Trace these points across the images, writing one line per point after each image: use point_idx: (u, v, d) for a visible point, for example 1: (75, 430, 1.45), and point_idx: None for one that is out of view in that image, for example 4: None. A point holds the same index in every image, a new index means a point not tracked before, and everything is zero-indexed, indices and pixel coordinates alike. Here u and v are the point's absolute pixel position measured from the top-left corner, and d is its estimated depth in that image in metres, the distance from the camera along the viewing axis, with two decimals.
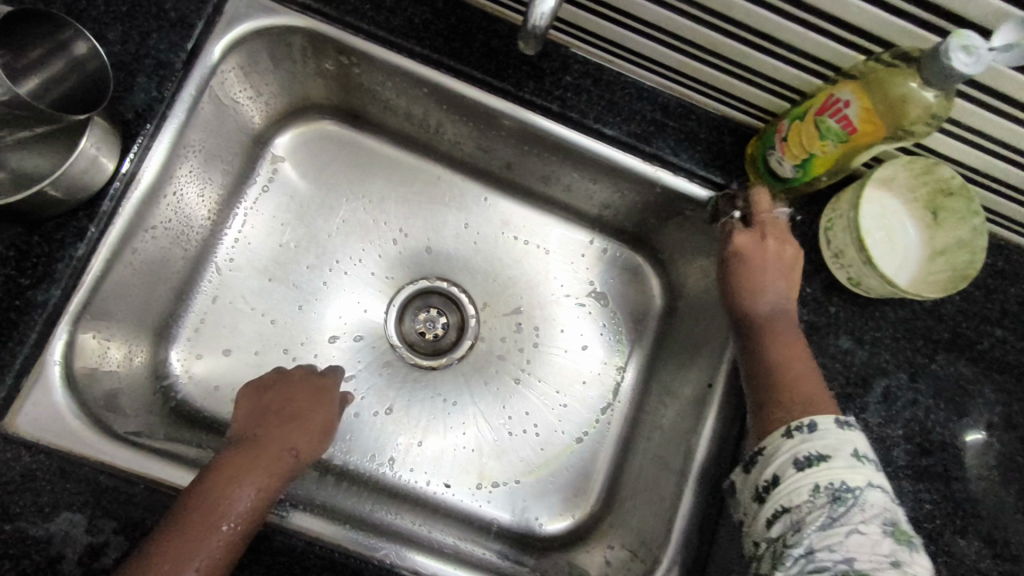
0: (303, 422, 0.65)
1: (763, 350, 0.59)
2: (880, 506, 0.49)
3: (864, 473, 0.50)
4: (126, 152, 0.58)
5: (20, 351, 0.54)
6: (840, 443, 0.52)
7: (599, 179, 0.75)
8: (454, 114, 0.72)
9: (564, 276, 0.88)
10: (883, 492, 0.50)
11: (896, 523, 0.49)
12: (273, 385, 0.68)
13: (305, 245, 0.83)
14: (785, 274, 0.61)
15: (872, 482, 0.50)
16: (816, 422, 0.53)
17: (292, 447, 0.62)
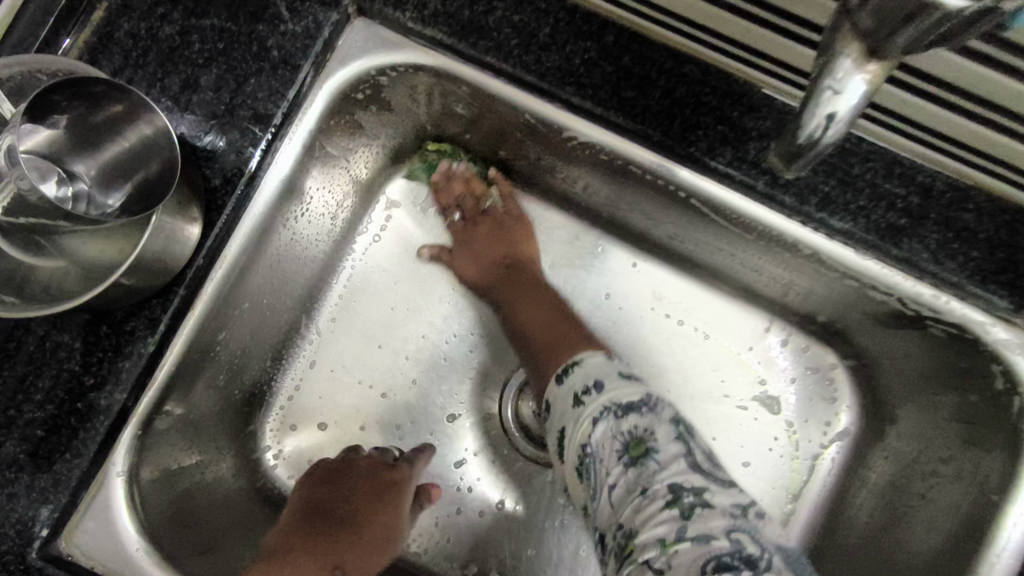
0: (364, 529, 0.55)
1: (512, 291, 0.68)
2: (606, 436, 0.47)
3: (590, 409, 0.49)
4: (211, 225, 0.48)
5: (79, 464, 0.46)
6: (604, 370, 0.52)
7: (797, 269, 0.56)
8: (608, 173, 0.55)
9: (733, 369, 0.68)
10: (606, 416, 0.48)
11: (629, 441, 0.47)
12: (338, 472, 0.59)
13: (416, 305, 0.71)
14: (512, 244, 0.69)
15: (598, 412, 0.48)
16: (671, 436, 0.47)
17: (339, 562, 0.51)
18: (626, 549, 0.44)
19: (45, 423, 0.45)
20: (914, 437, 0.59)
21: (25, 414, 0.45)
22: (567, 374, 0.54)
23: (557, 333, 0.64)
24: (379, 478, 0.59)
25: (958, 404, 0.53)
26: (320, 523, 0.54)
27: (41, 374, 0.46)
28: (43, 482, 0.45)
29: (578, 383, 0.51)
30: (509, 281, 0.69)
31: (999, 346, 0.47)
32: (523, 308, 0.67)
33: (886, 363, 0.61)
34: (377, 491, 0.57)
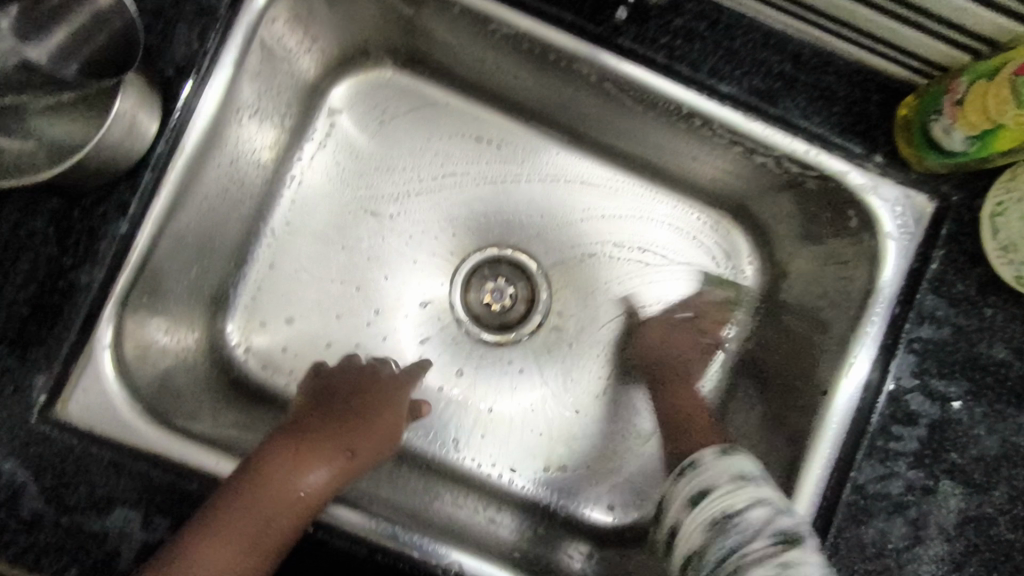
0: (368, 418, 0.62)
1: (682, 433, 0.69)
2: (765, 520, 0.50)
3: (750, 491, 0.52)
4: (169, 114, 0.52)
5: (66, 336, 0.50)
6: (719, 473, 0.55)
7: (699, 143, 0.64)
8: (531, 62, 0.62)
9: (650, 246, 0.78)
10: (766, 506, 0.51)
11: (782, 530, 0.50)
12: (339, 379, 0.66)
13: (365, 206, 0.76)
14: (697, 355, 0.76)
15: (757, 495, 0.52)
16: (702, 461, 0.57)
17: (351, 448, 0.57)
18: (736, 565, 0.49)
19: (29, 302, 0.50)
20: (803, 287, 0.69)
21: (10, 294, 0.50)
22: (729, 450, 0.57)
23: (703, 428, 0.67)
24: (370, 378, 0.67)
25: (833, 248, 0.63)
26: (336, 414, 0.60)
27: (20, 257, 0.50)
28: (34, 354, 0.50)
29: (685, 488, 0.56)
30: (659, 369, 0.76)
31: (860, 189, 0.56)
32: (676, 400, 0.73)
33: (780, 226, 0.71)
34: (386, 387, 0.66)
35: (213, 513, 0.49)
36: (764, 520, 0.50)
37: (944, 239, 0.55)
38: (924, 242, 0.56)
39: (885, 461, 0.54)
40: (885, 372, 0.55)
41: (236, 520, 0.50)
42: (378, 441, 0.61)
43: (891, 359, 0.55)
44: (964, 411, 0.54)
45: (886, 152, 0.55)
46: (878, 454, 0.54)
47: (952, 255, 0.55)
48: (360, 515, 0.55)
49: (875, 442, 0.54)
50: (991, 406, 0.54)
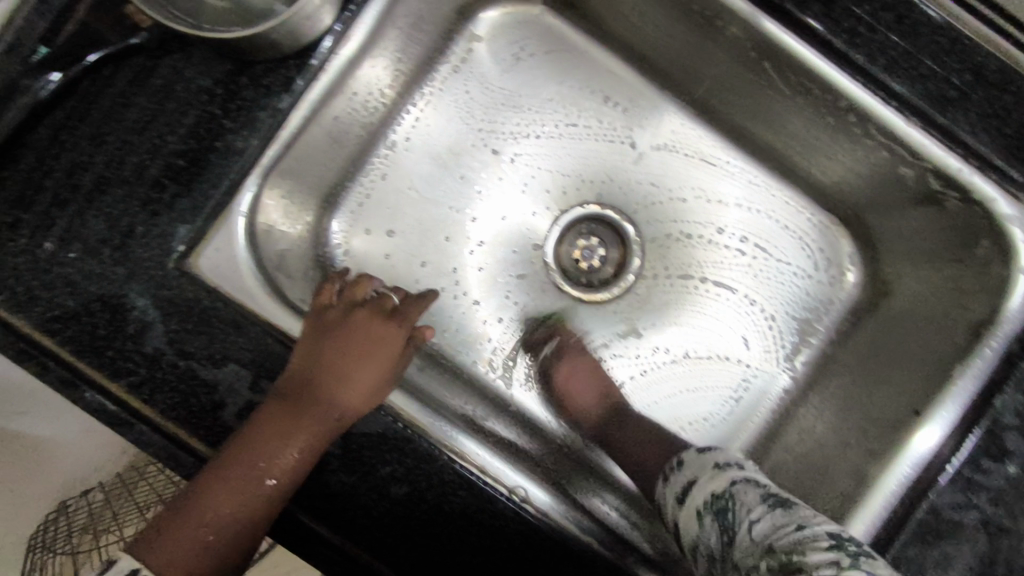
0: (357, 370, 0.58)
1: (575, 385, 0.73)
2: (756, 495, 0.50)
3: (725, 474, 0.54)
4: (346, 5, 0.54)
5: (213, 194, 0.53)
6: (703, 465, 0.57)
7: (839, 139, 0.63)
8: (683, 27, 0.63)
9: (750, 237, 0.78)
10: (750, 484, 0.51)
11: (783, 500, 0.49)
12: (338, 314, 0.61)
13: (483, 139, 0.77)
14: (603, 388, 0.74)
15: (733, 479, 0.53)
16: (684, 462, 0.59)
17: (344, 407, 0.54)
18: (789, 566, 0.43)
19: (185, 155, 0.52)
20: (908, 310, 0.68)
21: (167, 144, 0.52)
22: (721, 469, 0.55)
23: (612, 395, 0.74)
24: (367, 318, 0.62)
25: (953, 273, 0.62)
26: (330, 362, 0.57)
27: (185, 111, 0.52)
28: (181, 205, 0.52)
29: (677, 483, 0.57)
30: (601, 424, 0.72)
31: (1007, 219, 0.54)
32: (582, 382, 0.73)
33: (893, 242, 0.70)
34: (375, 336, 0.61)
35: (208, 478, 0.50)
36: (755, 490, 0.50)
37: None
38: None
39: (968, 492, 0.53)
40: (986, 405, 0.54)
41: (223, 489, 0.50)
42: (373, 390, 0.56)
43: (996, 393, 0.54)
44: None
45: None
46: (962, 483, 0.53)
47: None
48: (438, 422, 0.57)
49: (961, 471, 0.53)
50: None
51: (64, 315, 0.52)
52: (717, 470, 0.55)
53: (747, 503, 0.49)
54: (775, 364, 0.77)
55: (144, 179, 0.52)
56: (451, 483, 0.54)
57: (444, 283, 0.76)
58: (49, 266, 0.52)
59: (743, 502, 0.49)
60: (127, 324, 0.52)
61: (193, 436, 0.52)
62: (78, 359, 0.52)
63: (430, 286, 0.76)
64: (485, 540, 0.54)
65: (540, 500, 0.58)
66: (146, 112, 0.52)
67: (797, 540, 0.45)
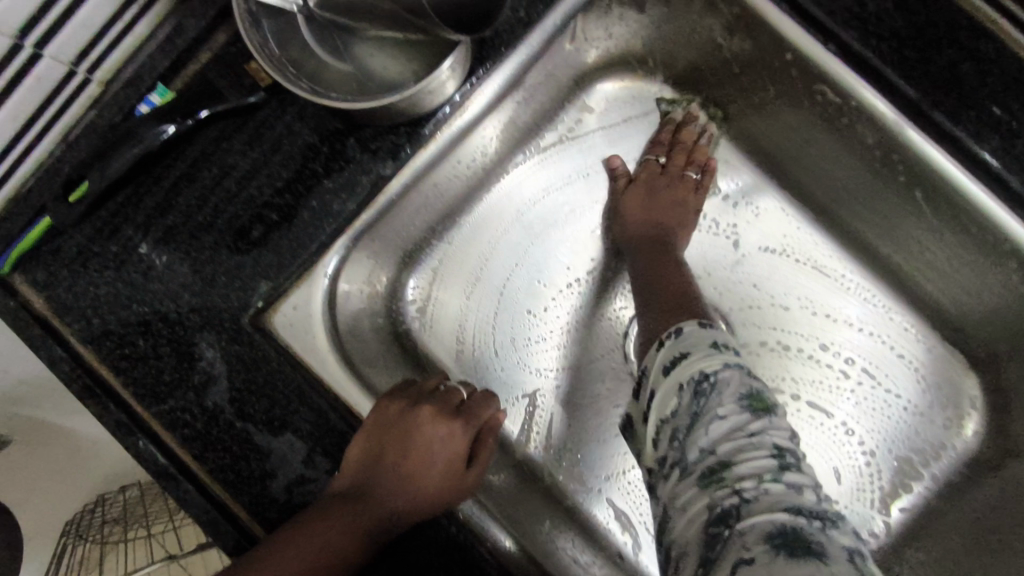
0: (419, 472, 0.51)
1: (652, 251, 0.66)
2: (736, 381, 0.45)
3: (720, 358, 0.46)
4: (469, 76, 0.51)
5: (301, 253, 0.50)
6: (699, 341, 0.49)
7: (989, 279, 0.55)
8: (822, 134, 0.57)
9: (861, 360, 0.69)
10: (734, 369, 0.46)
11: (752, 393, 0.45)
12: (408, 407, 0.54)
13: (578, 212, 0.73)
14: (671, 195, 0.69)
15: (724, 362, 0.46)
16: (684, 331, 0.50)
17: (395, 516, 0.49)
18: (716, 475, 0.42)
19: (279, 209, 0.50)
20: None
21: (263, 195, 0.50)
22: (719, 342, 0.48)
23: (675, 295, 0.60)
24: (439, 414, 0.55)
25: None
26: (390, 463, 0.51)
27: (286, 164, 0.50)
28: (268, 260, 0.50)
29: (665, 354, 0.49)
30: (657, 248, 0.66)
31: None
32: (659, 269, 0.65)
33: None
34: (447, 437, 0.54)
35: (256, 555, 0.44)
36: (738, 379, 0.45)
37: None
38: None
39: None
40: None
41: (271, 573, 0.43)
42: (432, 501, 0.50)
43: None
44: None
45: None
46: None
47: None
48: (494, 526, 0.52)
49: None
50: None
51: (133, 355, 0.50)
52: (697, 355, 0.47)
53: (724, 398, 0.45)
54: (870, 507, 0.68)
55: (234, 227, 0.50)
56: None
57: (512, 358, 0.72)
58: (128, 303, 0.51)
59: (710, 391, 0.45)
60: (192, 374, 0.50)
61: (238, 502, 0.49)
62: (139, 402, 0.50)
63: (499, 356, 0.72)
64: None
65: None
66: (246, 159, 0.51)
67: (738, 447, 0.43)
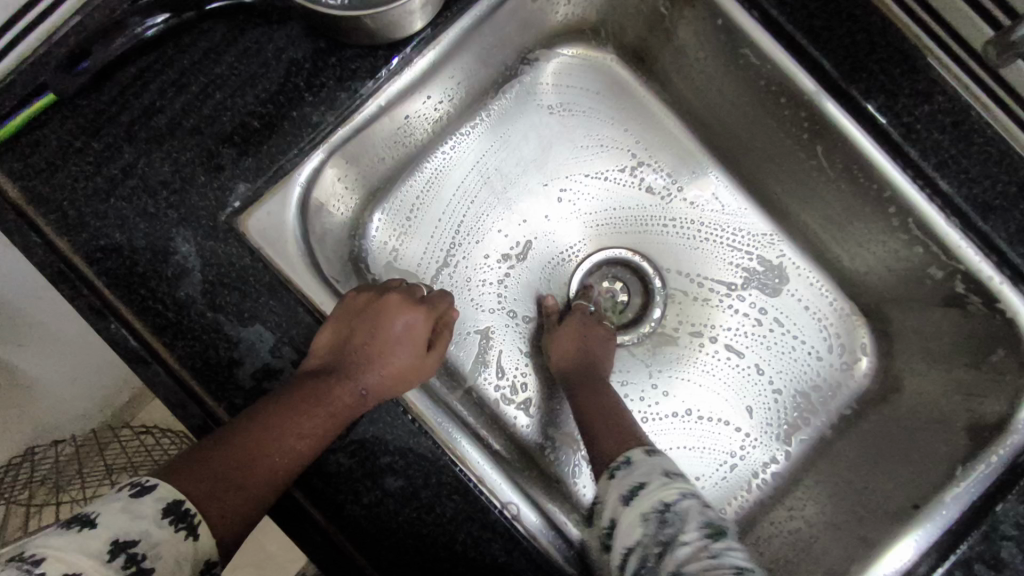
0: (389, 354, 0.57)
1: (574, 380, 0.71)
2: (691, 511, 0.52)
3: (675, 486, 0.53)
4: (444, 12, 0.58)
5: (278, 160, 0.55)
6: (651, 470, 0.56)
7: (875, 229, 0.65)
8: (746, 98, 0.65)
9: (775, 309, 0.78)
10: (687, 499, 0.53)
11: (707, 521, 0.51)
12: (376, 297, 0.59)
13: (532, 167, 0.80)
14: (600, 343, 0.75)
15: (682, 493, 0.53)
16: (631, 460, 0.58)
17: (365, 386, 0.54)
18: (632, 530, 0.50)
19: (260, 118, 0.54)
20: (917, 408, 0.69)
21: (245, 105, 0.54)
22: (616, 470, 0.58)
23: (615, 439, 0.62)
24: (406, 303, 0.60)
25: (967, 379, 0.63)
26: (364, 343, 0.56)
27: (270, 76, 0.54)
28: (245, 164, 0.54)
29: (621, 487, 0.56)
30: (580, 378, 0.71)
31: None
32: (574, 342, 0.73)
33: (912, 338, 0.71)
34: (412, 320, 0.60)
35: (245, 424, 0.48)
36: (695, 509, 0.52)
37: None
38: None
39: None
40: (988, 509, 0.55)
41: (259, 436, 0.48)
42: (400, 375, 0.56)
43: (996, 502, 0.55)
44: None
45: None
46: None
47: None
48: (441, 416, 0.56)
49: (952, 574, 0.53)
50: None
51: (107, 247, 0.53)
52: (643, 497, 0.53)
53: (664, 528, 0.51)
54: (775, 440, 0.76)
55: (215, 132, 0.54)
56: (441, 484, 0.54)
57: (465, 296, 0.78)
58: (106, 197, 0.53)
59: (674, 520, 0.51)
60: (166, 267, 0.53)
61: (205, 387, 0.52)
62: (111, 291, 0.53)
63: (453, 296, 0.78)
64: (471, 549, 0.53)
65: (507, 498, 0.54)
66: (231, 71, 0.54)
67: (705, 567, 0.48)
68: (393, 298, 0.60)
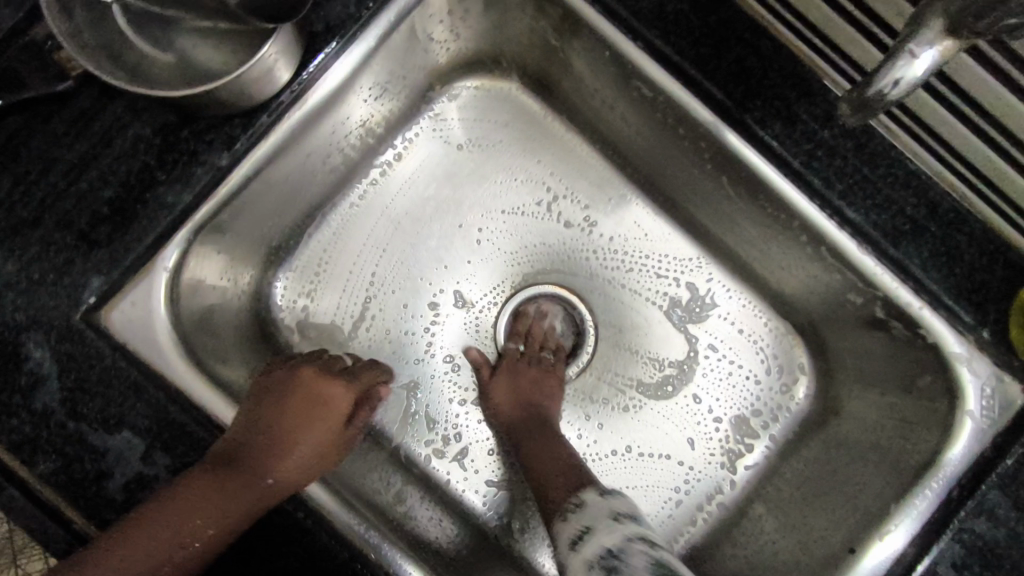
0: (300, 437, 0.54)
1: (526, 433, 0.68)
2: (641, 554, 0.48)
3: (620, 530, 0.51)
4: (305, 67, 0.53)
5: (136, 247, 0.50)
6: (601, 513, 0.54)
7: (795, 255, 0.62)
8: (648, 126, 0.62)
9: (712, 335, 0.74)
10: (637, 540, 0.50)
11: (659, 559, 0.48)
12: (286, 377, 0.56)
13: (445, 207, 0.76)
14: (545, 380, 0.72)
15: (628, 535, 0.50)
16: (585, 502, 0.57)
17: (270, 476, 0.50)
18: None
19: (111, 203, 0.50)
20: (855, 430, 0.66)
21: (95, 190, 0.50)
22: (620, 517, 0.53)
23: (557, 472, 0.63)
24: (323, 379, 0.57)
25: (899, 401, 0.61)
26: (268, 430, 0.52)
27: (117, 158, 0.50)
28: (99, 255, 0.50)
29: (573, 528, 0.54)
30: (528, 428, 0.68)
31: (954, 358, 0.53)
32: (525, 380, 0.71)
33: (846, 357, 0.68)
34: (326, 398, 0.56)
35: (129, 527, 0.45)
36: (642, 551, 0.49)
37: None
38: (1003, 433, 0.53)
39: None
40: (922, 553, 0.52)
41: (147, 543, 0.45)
42: (313, 461, 0.53)
43: (933, 540, 0.52)
44: None
45: (994, 328, 0.53)
46: None
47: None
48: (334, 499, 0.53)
49: None
50: None
51: None
52: (596, 534, 0.52)
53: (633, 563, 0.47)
54: (721, 469, 0.73)
55: (62, 223, 0.49)
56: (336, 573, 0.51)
57: (384, 351, 0.73)
58: None
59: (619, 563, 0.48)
60: (19, 376, 0.48)
61: (71, 505, 0.48)
62: None
63: (370, 353, 0.73)
64: None
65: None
66: (76, 154, 0.50)
67: None
68: (307, 375, 0.57)
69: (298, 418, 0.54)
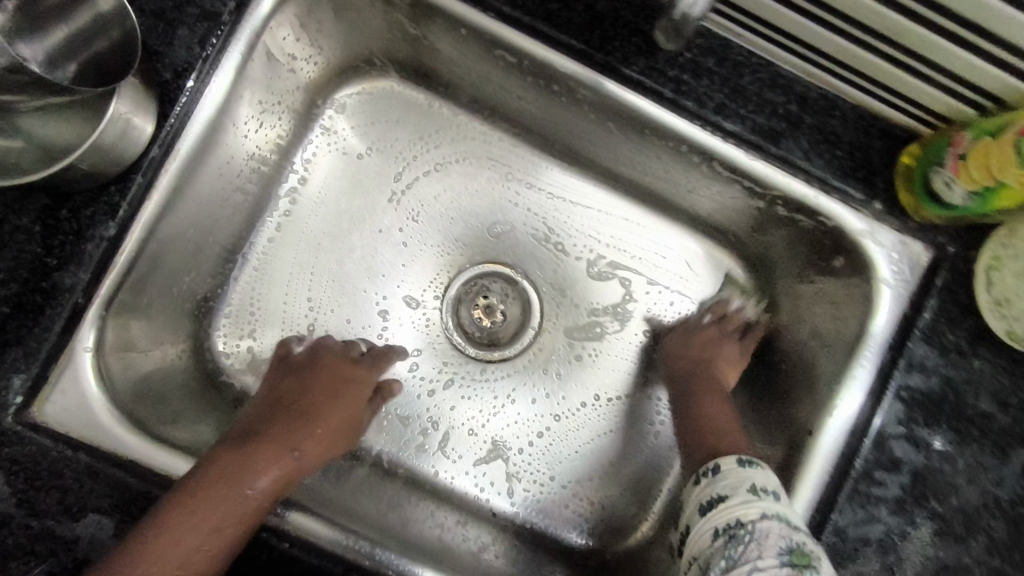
0: (320, 414, 0.60)
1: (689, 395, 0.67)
2: (775, 535, 0.47)
3: (758, 505, 0.48)
4: (166, 116, 0.52)
5: (48, 338, 0.50)
6: (739, 483, 0.51)
7: (696, 176, 0.64)
8: (526, 89, 0.63)
9: (647, 270, 0.76)
10: (775, 521, 0.47)
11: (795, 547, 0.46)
12: (299, 367, 0.63)
13: (360, 215, 0.75)
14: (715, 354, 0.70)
15: (765, 512, 0.48)
16: (722, 468, 0.53)
17: (295, 448, 0.56)
18: None
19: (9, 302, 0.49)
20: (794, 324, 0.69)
21: None
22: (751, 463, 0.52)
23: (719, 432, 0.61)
24: (340, 367, 0.64)
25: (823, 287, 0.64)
26: (287, 412, 0.59)
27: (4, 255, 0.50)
28: (13, 354, 0.49)
29: (710, 491, 0.52)
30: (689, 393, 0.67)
31: (860, 234, 0.56)
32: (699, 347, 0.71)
33: (771, 259, 0.71)
34: (341, 382, 0.63)
35: (192, 486, 0.49)
36: (778, 532, 0.47)
37: (938, 288, 0.56)
38: (916, 290, 0.56)
39: (867, 506, 0.54)
40: (873, 420, 0.55)
41: (200, 504, 0.49)
42: (332, 438, 0.60)
43: (879, 405, 0.55)
44: (947, 462, 0.54)
45: (884, 199, 0.56)
46: (859, 499, 0.54)
47: (946, 305, 0.56)
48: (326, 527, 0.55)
49: (858, 487, 0.55)
50: (975, 457, 0.54)
51: None
52: (732, 505, 0.49)
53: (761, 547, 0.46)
54: None
55: None
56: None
57: None
58: None
59: (757, 539, 0.47)
60: None
61: None
62: None
63: None
64: None
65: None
66: None
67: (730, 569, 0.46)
68: (322, 361, 0.64)
69: (324, 397, 0.61)
